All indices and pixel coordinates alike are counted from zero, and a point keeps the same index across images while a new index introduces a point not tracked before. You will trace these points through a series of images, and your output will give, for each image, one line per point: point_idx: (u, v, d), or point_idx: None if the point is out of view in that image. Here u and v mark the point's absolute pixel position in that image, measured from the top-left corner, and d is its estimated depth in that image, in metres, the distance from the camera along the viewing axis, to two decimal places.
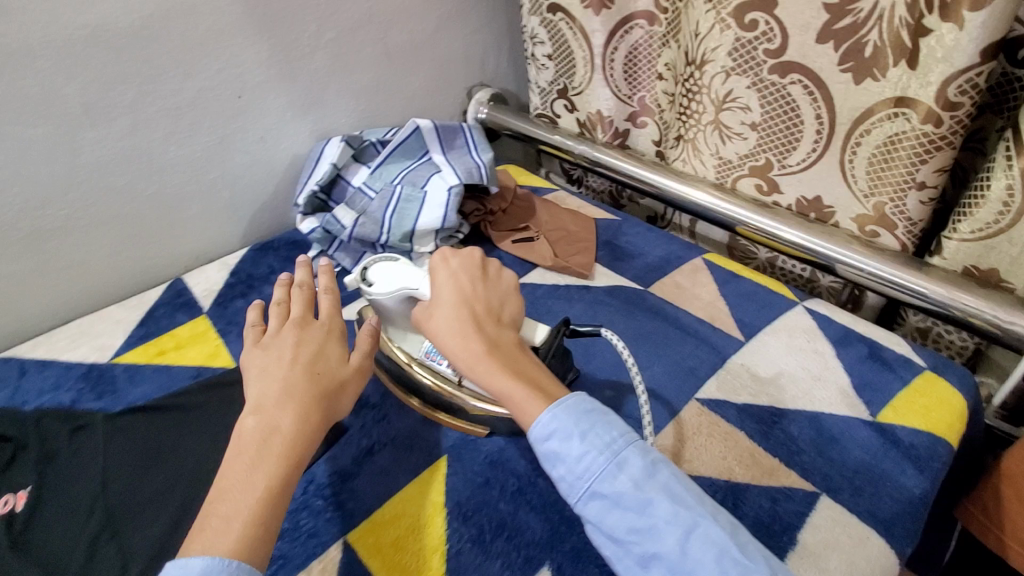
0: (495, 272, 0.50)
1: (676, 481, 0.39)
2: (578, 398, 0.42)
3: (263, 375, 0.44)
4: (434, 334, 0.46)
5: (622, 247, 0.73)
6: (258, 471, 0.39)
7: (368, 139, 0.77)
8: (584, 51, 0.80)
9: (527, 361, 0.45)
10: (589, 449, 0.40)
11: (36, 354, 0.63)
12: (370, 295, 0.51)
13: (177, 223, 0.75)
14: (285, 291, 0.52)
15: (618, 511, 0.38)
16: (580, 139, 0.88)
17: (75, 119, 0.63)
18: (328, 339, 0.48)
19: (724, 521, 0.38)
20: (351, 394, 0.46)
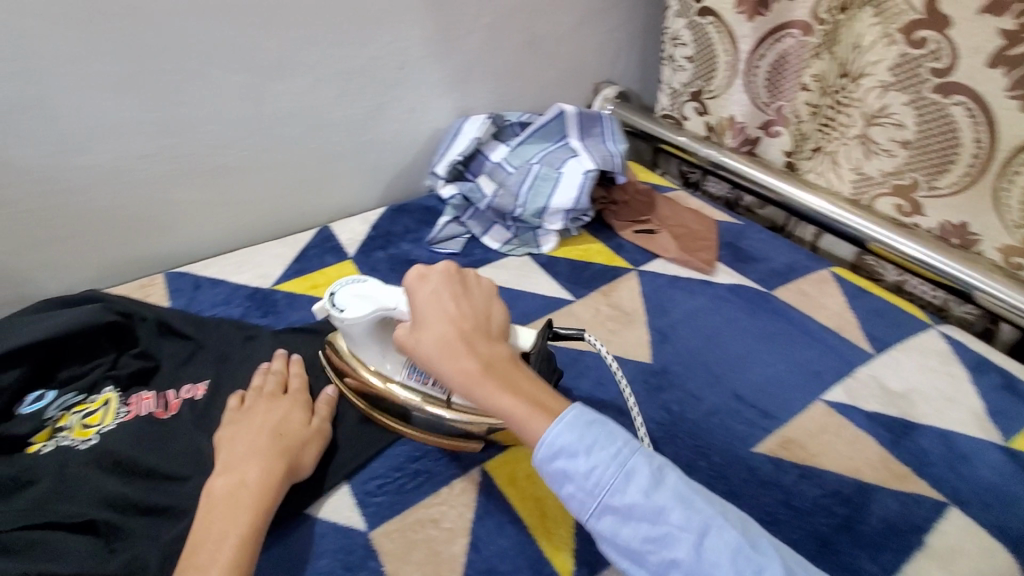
0: (472, 280, 0.48)
1: (685, 486, 0.37)
2: (578, 410, 0.39)
3: (233, 439, 0.46)
4: (424, 354, 0.43)
5: (745, 250, 0.74)
6: (227, 520, 0.40)
7: (509, 119, 0.82)
8: (728, 55, 0.82)
9: (521, 373, 0.42)
10: (595, 464, 0.36)
11: (208, 273, 0.72)
12: (344, 321, 0.49)
13: (329, 177, 0.82)
14: (260, 373, 0.53)
15: (632, 524, 0.36)
16: (707, 143, 0.89)
17: (267, 72, 0.70)
18: (290, 406, 0.50)
19: (733, 519, 0.36)
20: (313, 452, 0.47)
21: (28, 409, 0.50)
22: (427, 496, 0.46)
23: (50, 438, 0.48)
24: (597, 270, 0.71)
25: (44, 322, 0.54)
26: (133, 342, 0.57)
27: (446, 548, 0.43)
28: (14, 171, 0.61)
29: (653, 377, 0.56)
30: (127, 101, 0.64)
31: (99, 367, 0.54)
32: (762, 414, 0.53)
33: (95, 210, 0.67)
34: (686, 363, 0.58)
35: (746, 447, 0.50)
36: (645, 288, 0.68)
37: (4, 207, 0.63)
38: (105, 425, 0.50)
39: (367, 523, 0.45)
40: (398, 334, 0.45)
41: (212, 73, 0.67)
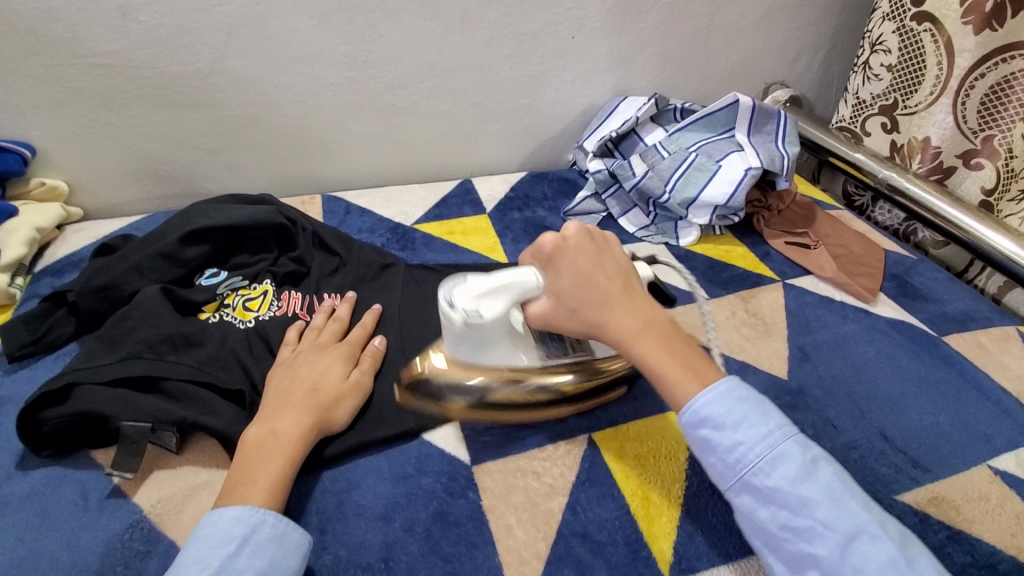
0: (601, 237, 0.46)
1: (839, 483, 0.37)
2: (733, 384, 0.40)
3: (276, 386, 0.45)
4: (577, 316, 0.43)
5: (914, 286, 0.66)
6: (257, 466, 0.40)
7: (672, 104, 0.79)
8: (939, 69, 0.72)
9: (677, 335, 0.43)
10: (745, 441, 0.38)
11: (358, 202, 0.78)
12: (489, 322, 0.43)
13: (481, 134, 0.84)
14: (322, 318, 0.54)
15: (771, 507, 0.37)
16: (888, 164, 0.80)
17: (452, 23, 0.73)
18: (334, 356, 0.48)
19: (890, 529, 0.36)
20: (348, 407, 0.45)
21: (204, 281, 0.57)
22: (533, 448, 0.46)
23: (217, 311, 0.55)
24: (737, 273, 0.67)
25: (231, 210, 0.60)
26: (293, 246, 0.62)
27: (544, 502, 0.43)
28: (227, 79, 0.69)
29: (786, 393, 0.51)
30: (327, 31, 0.69)
31: (264, 261, 0.60)
32: (911, 462, 0.47)
33: (279, 125, 0.75)
34: (827, 389, 0.52)
35: (887, 491, 0.45)
36: (789, 302, 0.62)
37: (211, 109, 0.71)
38: (261, 314, 0.55)
39: (471, 457, 0.45)
40: (537, 313, 0.44)
41: (404, 16, 0.71)
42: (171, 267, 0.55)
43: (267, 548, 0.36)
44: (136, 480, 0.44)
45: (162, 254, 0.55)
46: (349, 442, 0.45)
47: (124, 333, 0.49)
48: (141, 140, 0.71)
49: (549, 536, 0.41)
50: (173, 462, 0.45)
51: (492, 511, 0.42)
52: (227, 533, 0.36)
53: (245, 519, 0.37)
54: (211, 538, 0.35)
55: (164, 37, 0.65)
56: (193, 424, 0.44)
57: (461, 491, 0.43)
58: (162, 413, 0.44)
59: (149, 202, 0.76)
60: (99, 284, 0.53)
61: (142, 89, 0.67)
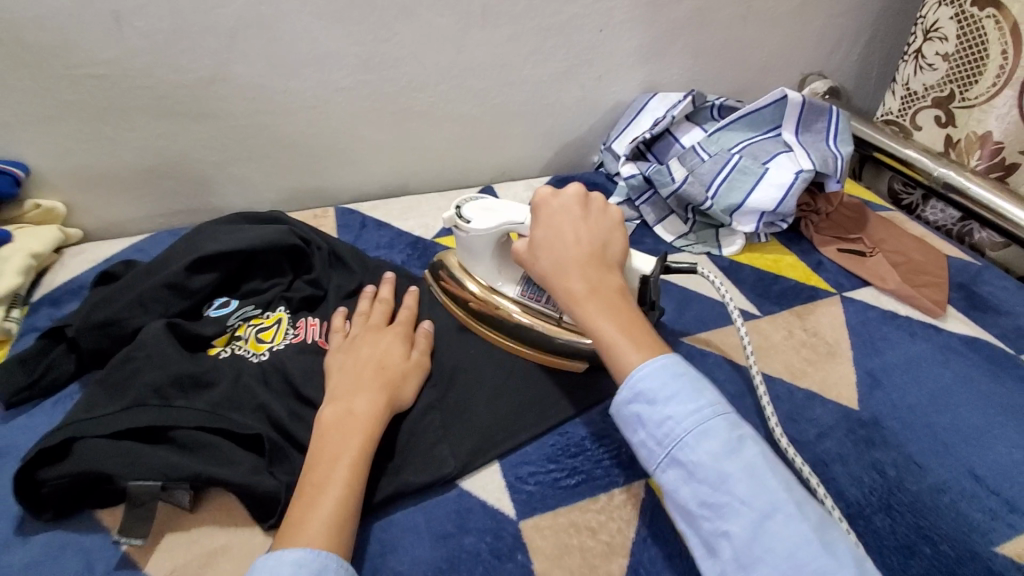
0: (599, 203, 0.47)
1: (762, 463, 0.35)
2: (671, 359, 0.38)
3: (339, 370, 0.45)
4: (540, 270, 0.45)
5: (984, 296, 0.60)
6: (336, 445, 0.39)
7: (710, 100, 0.73)
8: (1004, 59, 0.67)
9: (630, 308, 0.42)
10: (674, 415, 0.36)
11: (374, 214, 0.73)
12: (470, 231, 0.49)
13: (503, 137, 0.79)
14: (367, 303, 0.52)
15: (692, 484, 0.35)
16: (944, 161, 0.74)
17: (473, 19, 0.68)
18: (391, 337, 0.48)
19: (808, 511, 0.33)
20: (413, 386, 0.45)
21: (214, 313, 0.52)
22: (584, 500, 0.42)
23: (228, 345, 0.50)
24: (789, 286, 0.61)
25: (240, 232, 0.55)
26: (308, 268, 0.57)
27: (603, 565, 0.38)
28: (231, 86, 0.64)
29: (860, 427, 0.46)
30: (338, 31, 0.64)
31: (278, 286, 0.55)
32: (1011, 508, 0.41)
33: (289, 134, 0.69)
34: (905, 421, 0.47)
35: (984, 542, 0.40)
36: (850, 318, 0.57)
37: (215, 119, 0.66)
38: (276, 344, 0.50)
39: (517, 511, 0.41)
40: (516, 248, 0.47)
41: (420, 14, 0.65)
42: (177, 299, 0.50)
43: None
44: (147, 546, 0.39)
45: (168, 285, 0.50)
46: (390, 491, 0.40)
47: (128, 377, 0.44)
48: (141, 155, 0.66)
49: None
50: (188, 522, 0.41)
51: None
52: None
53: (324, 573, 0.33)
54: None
55: (163, 43, 0.60)
56: (208, 479, 0.39)
57: (509, 553, 0.38)
58: (173, 469, 0.39)
59: (152, 220, 0.71)
60: (100, 320, 0.48)
61: (142, 100, 0.62)
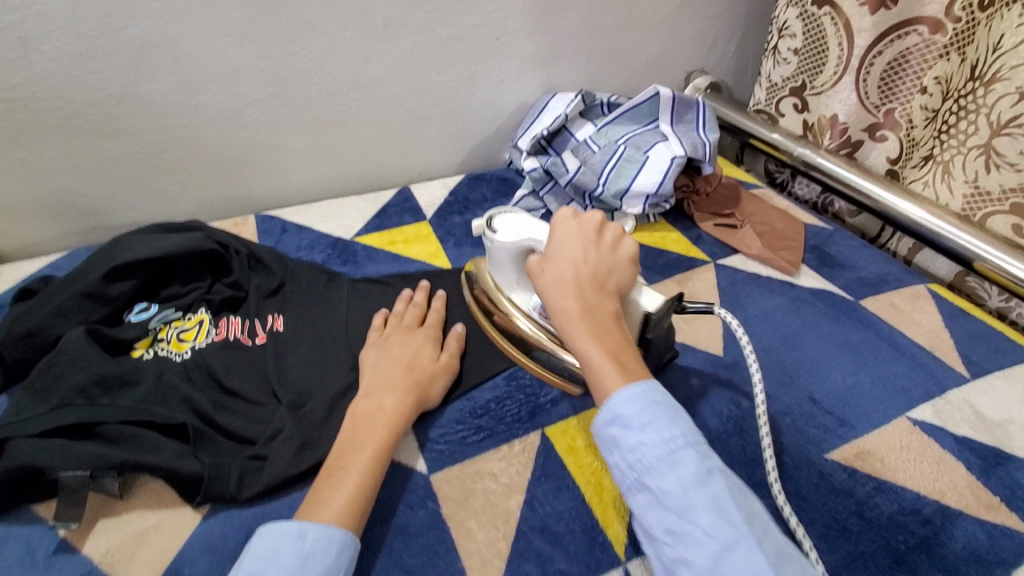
0: (620, 239, 0.49)
1: (728, 497, 0.36)
2: (650, 387, 0.40)
3: (374, 368, 0.49)
4: (543, 285, 0.47)
5: (833, 255, 0.70)
6: (365, 438, 0.43)
7: (599, 98, 0.82)
8: (840, 50, 0.78)
9: (619, 334, 0.44)
10: (646, 441, 0.39)
11: (294, 219, 0.76)
12: (494, 242, 0.52)
13: (415, 140, 0.84)
14: (402, 305, 0.56)
15: (659, 510, 0.37)
16: (802, 142, 0.85)
17: (374, 32, 0.73)
18: (423, 340, 0.53)
19: (769, 545, 0.35)
20: (440, 387, 0.50)
21: (134, 317, 0.54)
22: (488, 451, 0.47)
23: (151, 347, 0.53)
24: (672, 258, 0.69)
25: (157, 240, 0.58)
26: (228, 271, 0.60)
27: (502, 501, 0.44)
28: (139, 103, 0.66)
29: (724, 369, 0.54)
30: (243, 47, 0.67)
31: (198, 290, 0.58)
32: (838, 422, 0.50)
33: (202, 146, 0.72)
34: (760, 361, 0.55)
35: (818, 451, 0.48)
36: (721, 281, 0.66)
37: (127, 135, 0.68)
38: (198, 343, 0.53)
39: (428, 467, 0.46)
40: (527, 264, 0.49)
41: (322, 28, 0.70)
42: (97, 306, 0.53)
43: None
44: (82, 530, 0.42)
45: (85, 293, 0.52)
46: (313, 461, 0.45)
47: (52, 381, 0.46)
48: (50, 173, 0.67)
49: (509, 534, 0.42)
50: (119, 508, 0.43)
51: (453, 517, 0.43)
52: (323, 560, 0.36)
53: (348, 547, 0.38)
54: (317, 562, 0.36)
55: (67, 64, 0.61)
56: (135, 465, 0.42)
57: (420, 502, 0.44)
58: (100, 457, 0.42)
59: (67, 237, 0.72)
60: (21, 331, 0.50)
61: (49, 120, 0.63)
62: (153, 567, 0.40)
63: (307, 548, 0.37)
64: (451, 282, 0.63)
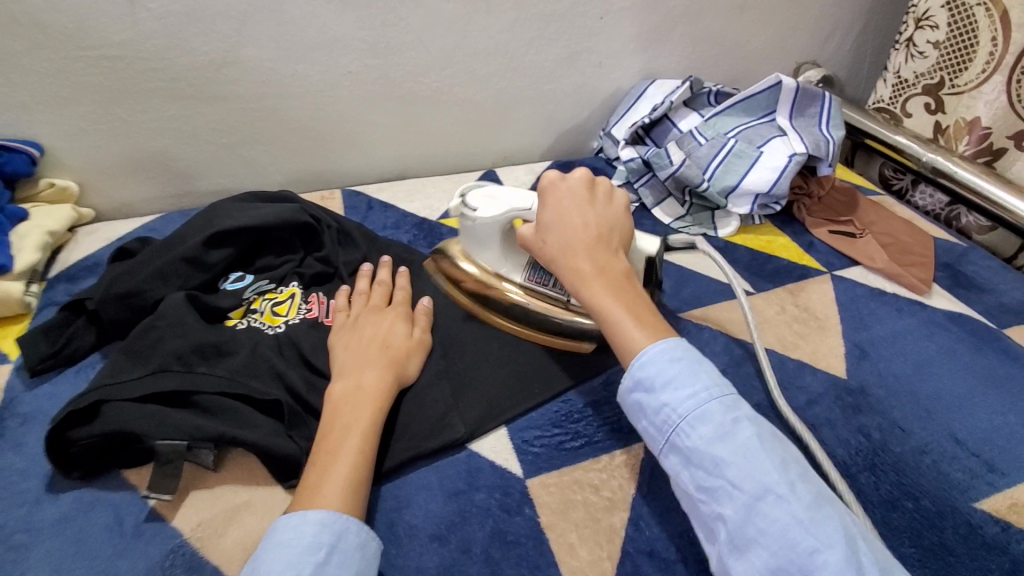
0: (603, 188, 0.48)
1: (755, 443, 0.35)
2: (674, 343, 0.39)
3: (345, 348, 0.46)
4: (548, 254, 0.46)
5: (968, 275, 0.63)
6: (346, 417, 0.41)
7: (707, 87, 0.76)
8: (993, 47, 0.69)
9: (630, 286, 0.43)
10: (670, 400, 0.37)
11: (380, 197, 0.74)
12: (475, 219, 0.51)
13: (505, 121, 0.81)
14: (366, 283, 0.53)
15: (689, 469, 0.36)
16: (932, 147, 0.76)
17: (476, 5, 0.69)
18: (392, 318, 0.49)
19: (804, 490, 0.33)
20: (417, 363, 0.47)
21: (229, 286, 0.54)
22: (587, 460, 0.44)
23: (244, 317, 0.52)
24: (782, 265, 0.64)
25: (254, 210, 0.57)
26: (319, 246, 0.59)
27: (605, 517, 0.40)
28: (241, 69, 0.66)
29: (848, 394, 0.49)
30: (345, 16, 0.65)
31: (290, 263, 0.57)
32: (988, 468, 0.44)
33: (296, 117, 0.71)
34: (889, 388, 0.50)
35: (965, 498, 0.42)
36: (840, 295, 0.59)
37: (227, 102, 0.67)
38: (291, 318, 0.52)
39: (524, 470, 0.43)
40: (521, 232, 0.48)
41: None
42: (196, 272, 0.53)
43: (350, 556, 0.34)
44: (174, 502, 0.42)
45: (185, 258, 0.52)
46: (402, 460, 0.42)
47: (151, 344, 0.46)
48: (153, 135, 0.67)
49: (614, 555, 0.38)
50: (211, 481, 0.43)
51: (552, 529, 0.40)
52: (296, 545, 0.33)
53: (329, 525, 0.34)
54: (291, 547, 0.33)
55: (181, 25, 0.61)
56: (230, 440, 0.41)
57: (516, 508, 0.41)
58: (196, 429, 0.41)
59: (161, 200, 0.73)
60: (121, 292, 0.50)
61: (158, 83, 0.64)
62: (244, 546, 0.39)
63: (283, 536, 0.34)
64: None
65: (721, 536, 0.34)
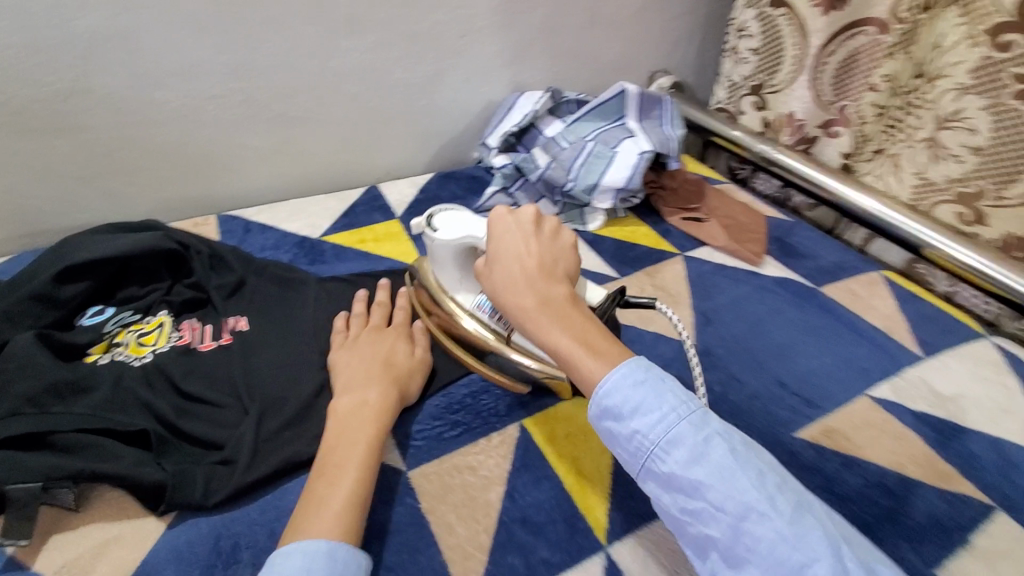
0: (551, 221, 0.46)
1: (732, 460, 0.35)
2: (631, 365, 0.38)
3: (347, 368, 0.48)
4: (492, 286, 0.43)
5: (793, 245, 0.73)
6: (356, 433, 0.42)
7: (567, 96, 0.82)
8: (796, 49, 0.80)
9: (579, 312, 0.42)
10: (639, 426, 0.37)
11: (259, 219, 0.74)
12: (435, 240, 0.49)
13: (384, 138, 0.83)
14: (364, 306, 0.55)
15: (669, 492, 0.36)
16: (762, 139, 0.87)
17: (338, 27, 0.71)
18: (395, 336, 0.51)
19: (786, 504, 0.33)
20: (418, 381, 0.49)
21: (87, 321, 0.52)
22: (465, 445, 0.47)
23: (106, 352, 0.51)
24: (642, 251, 0.71)
25: (110, 240, 0.55)
26: (188, 272, 0.59)
27: (481, 494, 0.43)
28: (90, 99, 0.63)
29: (694, 356, 0.55)
30: (202, 41, 0.65)
31: (156, 292, 0.56)
32: (805, 402, 0.52)
33: (159, 145, 0.69)
34: (729, 348, 0.57)
35: (786, 431, 0.49)
36: (690, 272, 0.67)
37: (80, 133, 0.65)
38: (159, 347, 0.52)
39: (405, 463, 0.45)
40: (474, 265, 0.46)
41: (286, 22, 0.68)
42: (48, 310, 0.51)
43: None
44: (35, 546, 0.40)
45: (35, 296, 0.50)
46: (280, 464, 0.44)
47: None
48: None
49: (490, 526, 0.41)
50: (77, 521, 0.41)
51: (431, 512, 0.42)
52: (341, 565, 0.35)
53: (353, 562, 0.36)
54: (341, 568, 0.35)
55: (13, 56, 0.58)
56: (89, 475, 0.40)
57: (398, 498, 0.43)
58: (50, 468, 0.40)
59: (12, 240, 0.68)
60: None
61: None
62: None
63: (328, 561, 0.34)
64: None
65: (712, 558, 0.34)
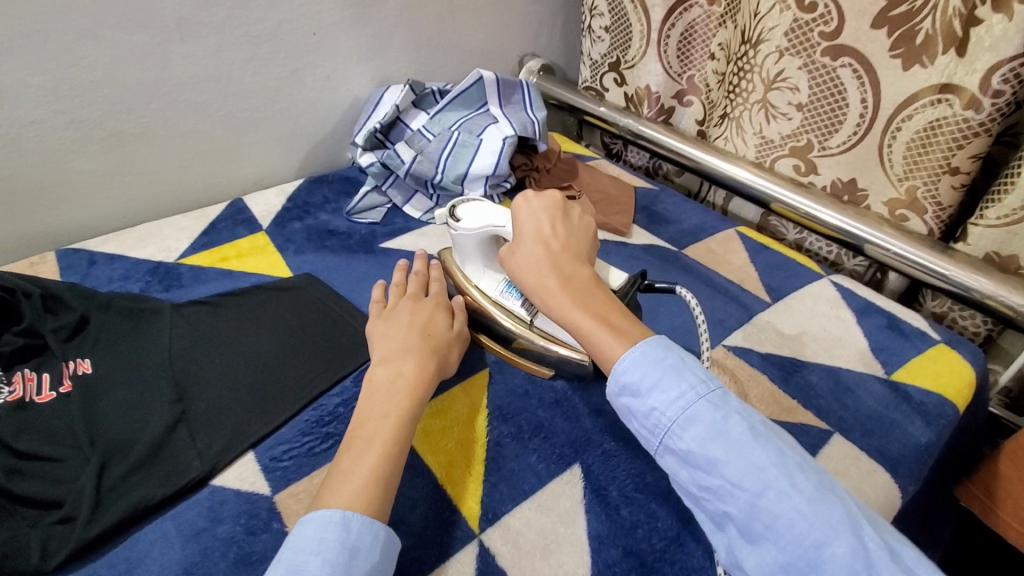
0: (576, 214, 0.50)
1: (749, 440, 0.36)
2: (655, 345, 0.40)
3: (385, 339, 0.48)
4: (518, 267, 0.47)
5: (659, 212, 0.76)
6: (386, 405, 0.42)
7: (429, 87, 0.81)
8: (641, 24, 0.83)
9: (600, 293, 0.45)
10: (657, 404, 0.39)
11: (105, 249, 0.68)
12: (459, 230, 0.52)
13: (243, 147, 0.79)
14: (402, 276, 0.56)
15: (688, 469, 0.37)
16: (625, 113, 0.90)
17: (169, 33, 0.66)
18: (434, 307, 0.52)
19: (804, 482, 0.35)
20: (456, 355, 0.51)
21: None
22: None
23: None
24: None
25: None
26: (17, 318, 0.54)
27: None
28: None
29: None
30: (4, 61, 0.58)
31: None
32: None
33: None
34: None
35: None
36: None
37: None
38: None
39: (271, 488, 0.44)
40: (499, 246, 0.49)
41: (104, 33, 0.62)
42: None
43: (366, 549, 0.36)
44: None
45: None
46: (130, 511, 0.41)
47: None
48: None
49: None
50: None
51: None
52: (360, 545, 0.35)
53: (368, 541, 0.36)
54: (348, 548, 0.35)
55: None
56: None
57: (264, 525, 0.42)
58: None
59: None
60: None
61: None
62: None
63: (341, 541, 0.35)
64: (291, 293, 0.61)
65: (731, 532, 0.35)
